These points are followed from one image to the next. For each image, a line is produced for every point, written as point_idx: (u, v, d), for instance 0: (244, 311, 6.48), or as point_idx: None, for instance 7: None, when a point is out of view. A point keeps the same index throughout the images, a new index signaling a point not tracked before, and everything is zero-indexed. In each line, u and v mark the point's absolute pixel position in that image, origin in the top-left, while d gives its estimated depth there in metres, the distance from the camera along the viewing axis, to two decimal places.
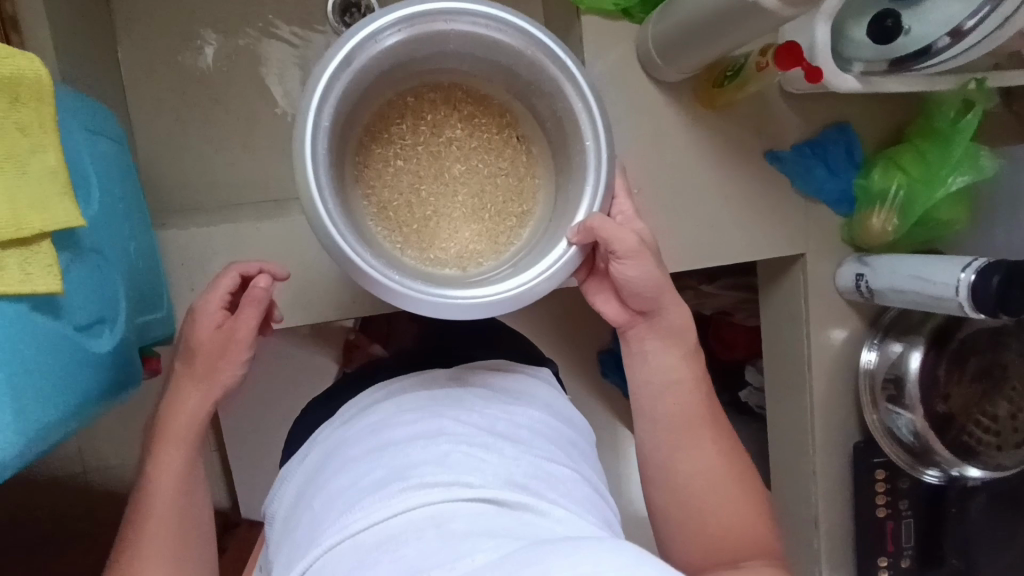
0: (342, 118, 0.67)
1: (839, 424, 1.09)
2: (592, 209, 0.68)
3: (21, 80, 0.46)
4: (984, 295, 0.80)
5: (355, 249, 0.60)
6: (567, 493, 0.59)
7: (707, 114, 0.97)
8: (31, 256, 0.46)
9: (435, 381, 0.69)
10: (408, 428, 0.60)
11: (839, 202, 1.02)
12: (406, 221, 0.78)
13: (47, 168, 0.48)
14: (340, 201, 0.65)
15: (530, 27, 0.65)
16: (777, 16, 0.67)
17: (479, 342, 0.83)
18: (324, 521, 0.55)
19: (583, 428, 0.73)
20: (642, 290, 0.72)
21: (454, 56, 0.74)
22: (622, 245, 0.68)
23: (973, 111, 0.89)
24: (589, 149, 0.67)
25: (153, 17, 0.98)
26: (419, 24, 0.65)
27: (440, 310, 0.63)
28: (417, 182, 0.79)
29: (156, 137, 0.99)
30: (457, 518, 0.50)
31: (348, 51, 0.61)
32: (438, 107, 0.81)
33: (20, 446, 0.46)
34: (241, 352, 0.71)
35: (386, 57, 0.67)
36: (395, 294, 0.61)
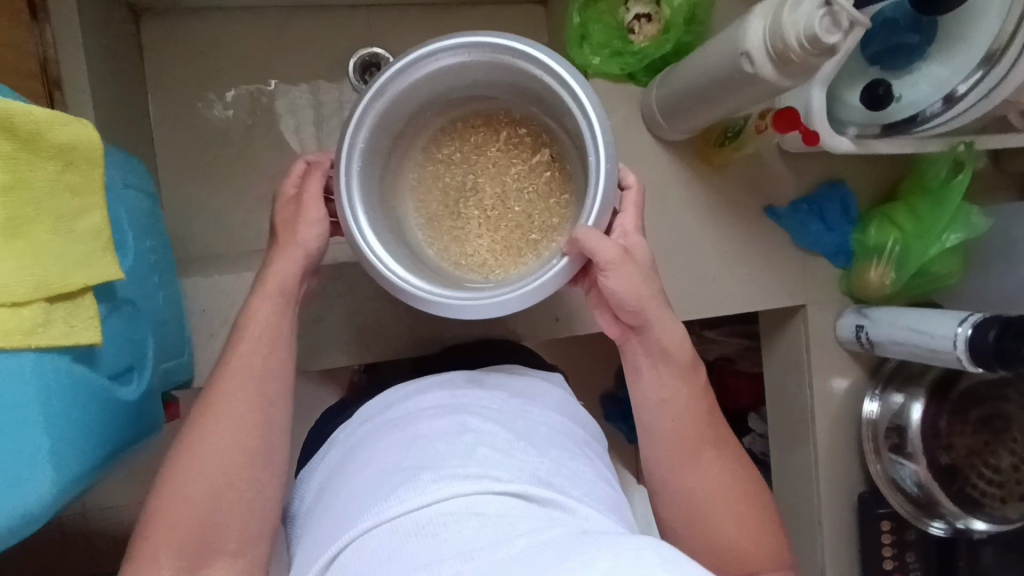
0: (385, 141, 0.76)
1: (843, 473, 1.10)
2: (586, 223, 0.67)
3: (77, 146, 0.49)
4: (980, 348, 0.82)
5: (372, 248, 0.68)
6: (591, 491, 0.59)
7: (709, 169, 1.02)
8: (75, 309, 0.49)
9: (453, 383, 0.70)
10: (433, 423, 0.61)
11: (836, 255, 1.05)
12: (449, 233, 0.83)
13: (93, 226, 0.51)
14: (379, 212, 0.74)
15: (537, 53, 0.66)
16: (773, 85, 0.70)
17: (499, 355, 0.90)
18: (354, 510, 0.54)
19: (592, 430, 0.75)
20: (628, 304, 0.71)
21: (492, 85, 0.77)
22: (605, 256, 0.67)
23: (963, 172, 0.93)
24: (601, 168, 0.66)
25: (183, 75, 1.03)
26: (445, 57, 0.69)
27: (455, 312, 0.67)
28: (459, 198, 0.84)
29: (181, 187, 1.04)
30: (490, 502, 0.50)
31: (381, 84, 0.68)
32: (488, 129, 0.84)
33: (52, 492, 0.48)
34: (316, 211, 0.72)
35: (420, 88, 0.73)
36: (410, 294, 0.68)
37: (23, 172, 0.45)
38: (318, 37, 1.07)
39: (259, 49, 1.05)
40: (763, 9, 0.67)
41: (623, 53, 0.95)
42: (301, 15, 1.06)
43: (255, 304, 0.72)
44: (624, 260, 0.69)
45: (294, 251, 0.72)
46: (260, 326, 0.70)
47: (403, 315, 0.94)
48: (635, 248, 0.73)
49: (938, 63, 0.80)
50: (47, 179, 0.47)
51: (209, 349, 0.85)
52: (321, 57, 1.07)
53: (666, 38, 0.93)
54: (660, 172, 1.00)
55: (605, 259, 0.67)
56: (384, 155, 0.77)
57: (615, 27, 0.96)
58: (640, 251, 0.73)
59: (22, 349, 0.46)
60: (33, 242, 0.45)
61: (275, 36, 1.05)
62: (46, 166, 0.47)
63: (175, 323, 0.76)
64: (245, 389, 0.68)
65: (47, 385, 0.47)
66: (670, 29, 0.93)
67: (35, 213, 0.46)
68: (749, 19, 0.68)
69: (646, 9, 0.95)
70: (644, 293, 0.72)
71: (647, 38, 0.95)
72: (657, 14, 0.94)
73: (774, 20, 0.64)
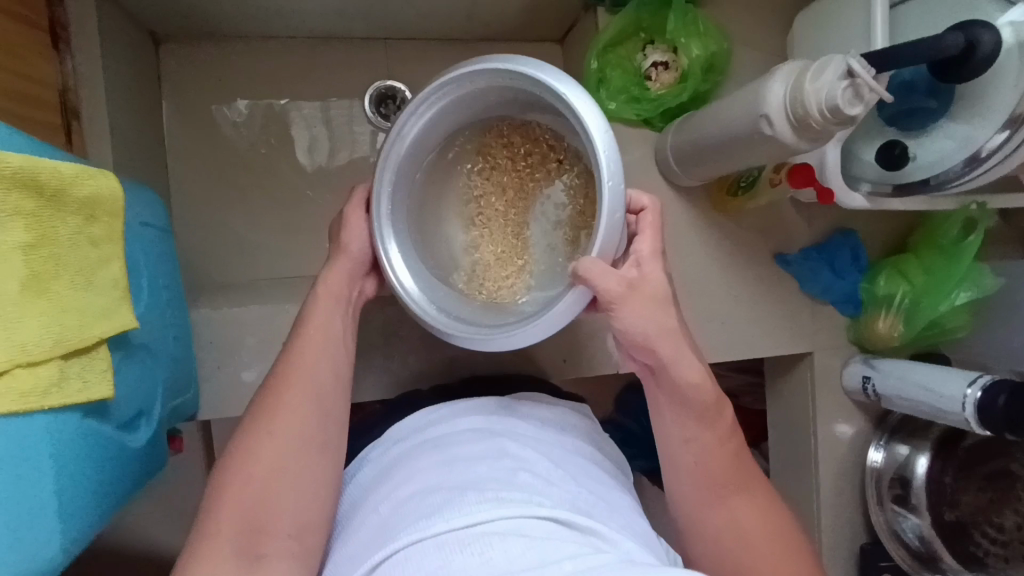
0: (418, 179, 0.75)
1: (847, 521, 1.09)
2: (591, 251, 0.63)
3: (100, 200, 0.50)
4: (989, 412, 0.82)
5: (405, 289, 0.70)
6: (629, 523, 0.57)
7: (722, 214, 1.02)
8: (90, 363, 0.49)
9: (485, 409, 0.68)
10: (470, 446, 0.61)
11: (845, 303, 1.05)
12: (496, 262, 0.78)
13: (111, 277, 0.52)
14: (419, 249, 0.75)
15: (530, 70, 0.62)
16: (791, 148, 0.70)
17: (528, 380, 0.90)
18: (391, 527, 0.53)
19: (615, 457, 0.75)
20: (643, 337, 0.65)
21: (513, 104, 0.73)
22: (609, 292, 0.63)
23: (975, 233, 0.93)
24: (605, 188, 0.61)
25: (199, 102, 1.04)
26: (456, 87, 0.67)
27: (493, 344, 0.66)
28: (504, 230, 0.79)
29: (194, 213, 1.04)
30: (535, 524, 0.50)
31: (399, 127, 0.68)
32: (525, 148, 0.78)
33: (62, 550, 0.48)
34: (358, 217, 0.72)
35: (436, 125, 0.71)
36: (446, 333, 0.69)
37: (47, 229, 0.45)
38: (337, 68, 1.08)
39: (277, 78, 1.06)
40: (783, 73, 0.68)
41: (640, 100, 0.95)
42: (320, 46, 1.07)
43: (312, 313, 0.71)
44: (631, 290, 0.64)
45: (345, 254, 0.72)
46: (314, 332, 0.69)
47: (411, 350, 0.94)
48: (650, 276, 0.66)
49: (961, 120, 0.77)
50: (69, 234, 0.47)
51: (216, 382, 0.85)
52: (339, 88, 1.08)
53: (684, 87, 0.93)
54: (674, 215, 1.00)
55: (608, 296, 0.63)
56: (424, 193, 0.76)
57: (632, 73, 0.96)
58: (657, 278, 0.67)
59: (34, 411, 0.44)
60: (54, 300, 0.45)
61: (294, 66, 1.06)
62: (70, 221, 0.47)
63: (185, 361, 0.76)
64: (306, 386, 0.66)
65: (59, 443, 0.47)
66: (688, 78, 0.93)
67: (57, 268, 0.46)
68: (768, 85, 0.69)
69: (663, 57, 0.95)
70: (658, 323, 0.66)
71: (665, 86, 0.95)
72: (675, 62, 0.94)
73: (794, 84, 0.65)
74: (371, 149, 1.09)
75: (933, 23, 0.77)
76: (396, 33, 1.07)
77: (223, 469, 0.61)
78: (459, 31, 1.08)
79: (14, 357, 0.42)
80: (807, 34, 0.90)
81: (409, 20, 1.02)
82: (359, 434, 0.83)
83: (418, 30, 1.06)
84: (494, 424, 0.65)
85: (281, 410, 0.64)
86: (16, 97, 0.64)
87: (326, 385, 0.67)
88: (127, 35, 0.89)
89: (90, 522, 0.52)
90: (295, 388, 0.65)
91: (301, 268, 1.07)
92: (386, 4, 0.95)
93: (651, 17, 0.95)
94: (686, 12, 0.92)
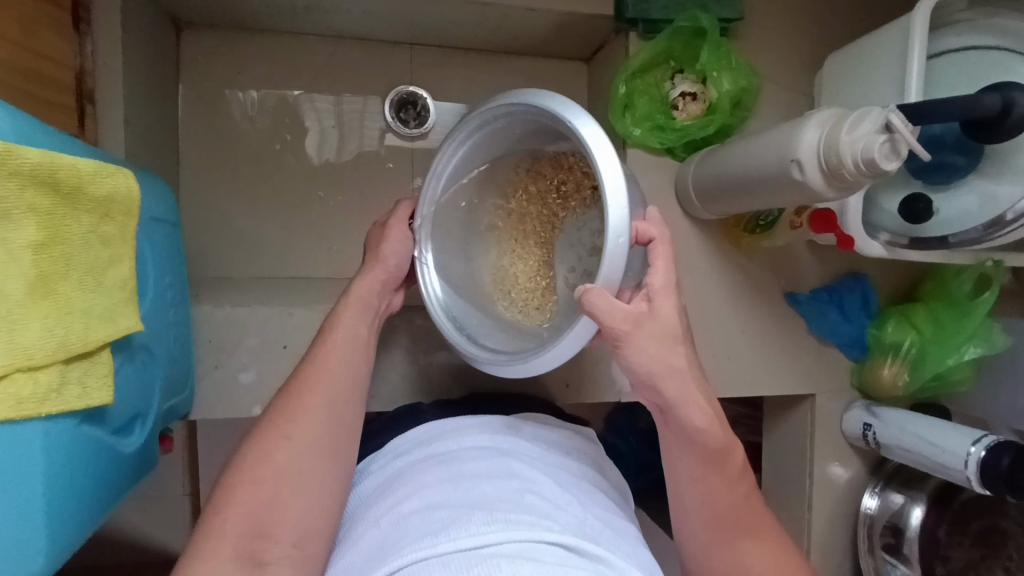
0: (460, 210, 0.76)
1: (835, 565, 1.08)
2: (598, 280, 0.60)
3: (115, 198, 0.48)
4: (992, 472, 0.81)
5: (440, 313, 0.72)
6: (636, 554, 0.56)
7: (736, 249, 1.01)
8: (92, 367, 0.47)
9: (492, 427, 0.67)
10: (477, 464, 0.59)
11: (852, 347, 1.05)
12: (535, 293, 0.77)
13: (120, 277, 0.50)
14: (458, 273, 0.76)
15: (544, 101, 0.62)
16: (819, 194, 0.69)
17: (536, 402, 0.88)
18: (393, 543, 0.51)
19: (619, 483, 0.73)
20: (651, 375, 0.62)
21: (546, 135, 0.72)
22: (613, 321, 0.59)
23: (991, 291, 0.92)
24: (608, 214, 0.58)
25: (216, 92, 1.01)
26: (482, 121, 0.69)
27: (528, 369, 0.65)
28: (543, 258, 0.79)
29: (201, 204, 1.02)
30: (543, 549, 0.48)
31: (436, 164, 0.71)
32: (564, 179, 0.76)
33: (52, 560, 0.46)
34: (400, 232, 0.74)
35: (475, 158, 0.73)
36: (478, 359, 0.69)
37: (60, 227, 0.43)
38: (358, 68, 1.06)
39: (298, 75, 1.04)
40: (819, 119, 0.67)
41: (665, 129, 0.94)
42: (344, 46, 1.05)
43: (339, 317, 0.71)
44: (638, 326, 0.61)
45: (384, 267, 0.73)
46: (338, 338, 0.69)
47: (413, 363, 0.92)
48: (661, 313, 0.62)
49: (985, 178, 0.77)
50: (82, 233, 0.45)
51: (211, 381, 0.83)
52: (358, 89, 1.06)
53: (711, 120, 0.92)
54: (689, 247, 0.99)
55: (610, 328, 0.59)
56: (467, 221, 0.78)
57: (659, 101, 0.96)
58: (667, 314, 0.63)
59: (33, 417, 0.42)
60: (59, 302, 0.43)
61: (317, 64, 1.05)
62: (83, 219, 0.45)
63: (183, 360, 0.75)
64: (319, 391, 0.64)
65: (55, 449, 0.45)
66: (716, 111, 0.92)
67: (66, 268, 0.44)
68: (802, 128, 0.68)
69: (692, 88, 0.93)
70: (669, 361, 0.62)
71: (691, 117, 0.94)
72: (703, 94, 0.93)
73: (829, 132, 0.65)
74: (387, 153, 1.07)
75: (965, 82, 0.77)
76: (423, 40, 1.06)
77: (228, 470, 0.59)
78: (487, 42, 1.06)
79: (16, 360, 0.40)
80: (838, 78, 0.90)
81: (436, 28, 1.00)
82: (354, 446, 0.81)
83: (445, 38, 1.04)
84: (500, 441, 0.64)
85: (293, 413, 0.63)
86: (33, 77, 0.62)
87: (340, 391, 0.65)
88: (149, 20, 0.87)
89: (81, 528, 0.50)
90: (307, 392, 0.64)
91: (305, 268, 1.05)
92: (416, 11, 0.94)
93: (684, 47, 0.95)
94: (719, 45, 0.91)
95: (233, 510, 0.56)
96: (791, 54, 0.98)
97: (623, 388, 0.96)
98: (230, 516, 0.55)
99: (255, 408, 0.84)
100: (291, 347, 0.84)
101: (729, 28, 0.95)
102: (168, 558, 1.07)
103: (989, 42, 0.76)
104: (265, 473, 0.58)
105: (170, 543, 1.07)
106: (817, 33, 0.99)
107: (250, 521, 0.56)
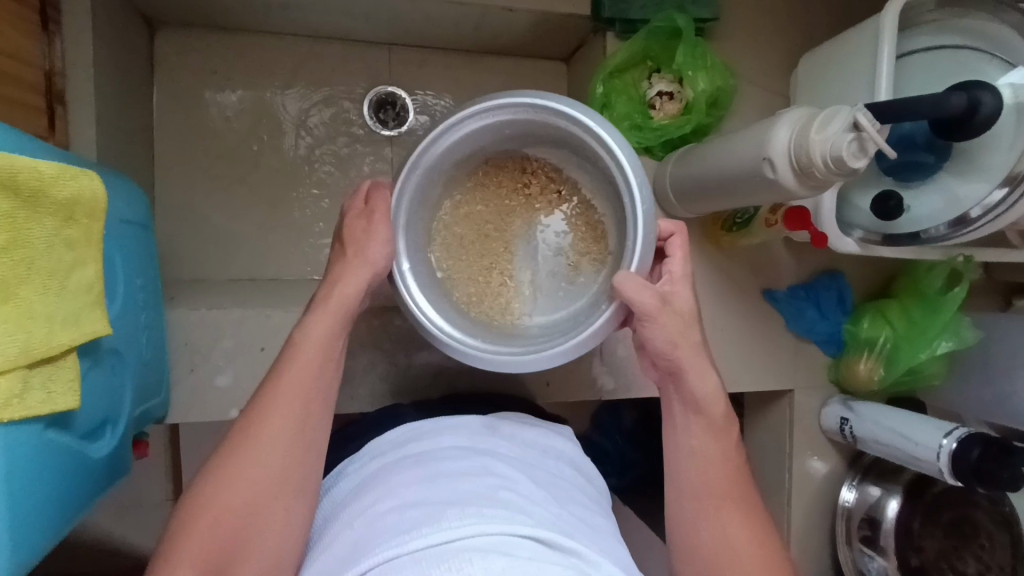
0: (424, 205, 0.73)
1: (814, 558, 1.10)
2: (630, 267, 0.65)
3: (79, 200, 0.48)
4: (961, 463, 0.83)
5: (419, 310, 0.69)
6: (610, 549, 0.56)
7: (715, 247, 1.02)
8: (55, 373, 0.46)
9: (469, 428, 0.67)
10: (453, 462, 0.59)
11: (828, 343, 1.06)
12: (498, 292, 0.78)
13: (86, 280, 0.49)
14: (428, 272, 0.74)
15: (571, 107, 0.66)
16: (793, 193, 0.70)
17: (519, 403, 0.88)
18: (368, 542, 0.51)
19: (601, 486, 0.72)
20: (665, 353, 0.66)
21: (524, 140, 0.75)
22: (645, 303, 0.63)
23: (961, 285, 0.94)
24: (637, 208, 0.65)
25: (192, 93, 1.00)
26: (476, 117, 0.69)
27: (524, 364, 0.67)
28: (501, 257, 0.80)
29: (177, 205, 1.01)
30: (517, 543, 0.49)
31: (417, 158, 0.69)
32: (530, 182, 0.80)
33: (18, 569, 0.45)
34: (384, 227, 0.66)
35: (449, 154, 0.72)
36: (465, 354, 0.68)
37: (21, 230, 0.42)
38: (337, 68, 1.06)
39: (275, 74, 1.03)
40: (790, 119, 0.68)
41: (643, 128, 0.95)
42: (322, 45, 1.05)
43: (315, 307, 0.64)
44: (663, 306, 0.65)
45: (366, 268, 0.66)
46: (307, 345, 0.63)
47: (392, 364, 0.92)
48: (679, 299, 0.66)
49: (952, 175, 0.79)
50: (45, 236, 0.45)
51: (188, 384, 0.82)
52: (337, 89, 1.06)
53: (688, 119, 0.93)
54: None
55: (641, 309, 0.63)
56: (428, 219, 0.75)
57: (637, 100, 0.96)
58: (684, 301, 0.67)
59: None
60: (20, 307, 0.42)
61: (294, 64, 1.04)
62: (46, 222, 0.45)
63: (156, 363, 0.74)
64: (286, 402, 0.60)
65: (19, 456, 0.45)
66: (693, 110, 0.93)
67: (28, 272, 0.43)
68: (774, 128, 0.69)
69: (668, 87, 0.95)
70: (683, 341, 0.66)
71: (668, 116, 0.95)
72: (680, 93, 0.94)
73: (799, 132, 0.66)
74: (365, 154, 1.07)
75: (933, 79, 0.79)
76: (401, 39, 1.05)
77: (194, 482, 0.57)
78: (465, 42, 1.06)
79: None
80: (812, 76, 0.91)
81: (415, 28, 1.00)
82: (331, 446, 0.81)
83: (424, 38, 1.05)
84: (476, 441, 0.64)
85: (260, 426, 0.59)
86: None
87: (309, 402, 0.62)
88: (121, 18, 0.86)
89: (48, 534, 0.49)
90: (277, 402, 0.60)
91: (283, 269, 1.04)
92: (394, 11, 0.94)
93: (661, 47, 0.95)
94: (695, 46, 0.92)
95: (205, 519, 0.55)
96: (767, 53, 0.99)
97: (603, 385, 0.97)
98: (206, 520, 0.55)
99: (232, 411, 0.83)
100: (269, 350, 0.84)
101: (705, 28, 0.96)
102: (146, 563, 1.06)
103: (957, 41, 0.78)
104: (234, 478, 0.57)
105: (148, 547, 1.06)
106: (792, 32, 1.00)
107: (218, 528, 0.55)
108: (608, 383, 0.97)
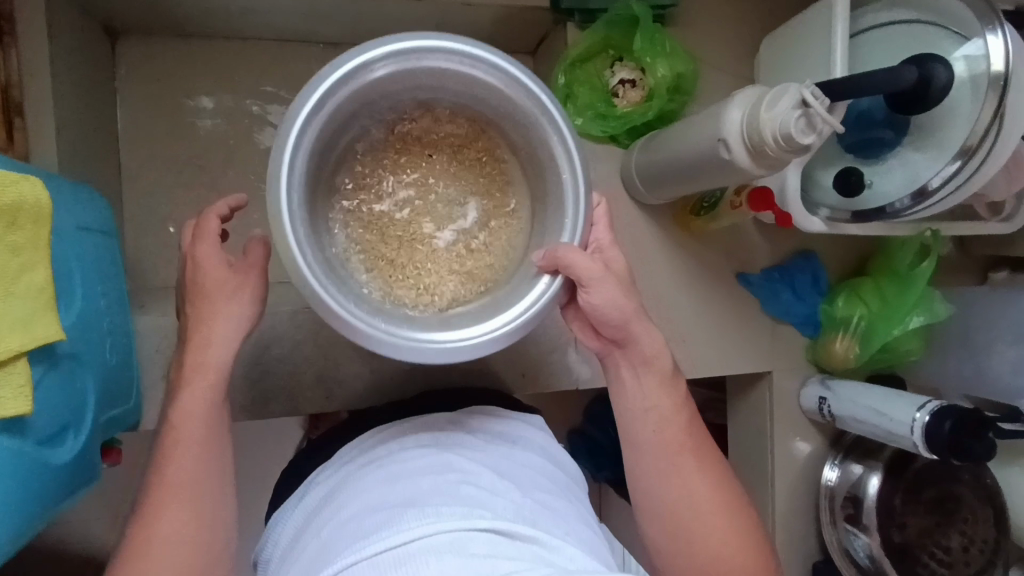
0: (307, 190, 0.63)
1: (800, 538, 1.10)
2: (568, 239, 0.64)
3: (21, 206, 0.48)
4: (934, 437, 0.83)
5: (338, 301, 0.57)
6: (573, 532, 0.57)
7: (685, 232, 1.02)
8: (4, 377, 0.48)
9: (436, 425, 0.68)
10: (416, 462, 0.59)
11: (805, 324, 1.06)
12: (405, 271, 0.72)
13: (35, 286, 0.50)
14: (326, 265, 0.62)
15: (468, 49, 0.60)
16: (749, 173, 0.71)
17: (492, 394, 0.84)
18: (334, 547, 0.52)
19: (576, 474, 0.72)
20: (612, 319, 0.65)
21: (399, 96, 0.68)
22: (585, 270, 0.62)
23: (928, 259, 0.95)
24: (564, 179, 0.64)
25: (156, 101, 1.01)
26: (351, 73, 0.58)
27: (428, 359, 0.59)
28: (405, 228, 0.74)
29: (146, 212, 1.01)
30: (473, 538, 0.49)
31: (318, 98, 0.57)
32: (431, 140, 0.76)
33: None
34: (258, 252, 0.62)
35: (332, 120, 0.61)
36: (377, 339, 0.58)
37: None
38: (303, 71, 1.06)
39: (242, 80, 1.04)
40: (741, 99, 0.69)
41: (607, 117, 0.96)
42: (287, 49, 1.05)
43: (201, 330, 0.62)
44: (605, 273, 0.63)
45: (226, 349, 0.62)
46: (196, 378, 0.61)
47: (367, 362, 0.92)
48: (615, 263, 0.68)
49: (911, 148, 0.79)
50: None
51: (160, 390, 0.82)
52: (304, 92, 1.06)
53: (650, 106, 0.94)
54: (639, 231, 0.99)
55: (585, 276, 0.62)
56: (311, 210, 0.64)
57: (600, 90, 0.97)
58: (618, 265, 0.68)
59: None
60: None
61: (260, 69, 1.04)
62: None
63: (124, 370, 0.75)
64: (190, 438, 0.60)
65: None
66: (654, 98, 0.94)
67: None
68: (726, 108, 0.70)
69: (631, 75, 0.96)
70: (628, 306, 0.66)
71: (632, 104, 0.96)
72: (642, 81, 0.96)
73: (751, 112, 0.67)
74: None
75: (890, 53, 0.80)
76: (366, 40, 1.06)
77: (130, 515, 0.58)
78: None
79: None
80: (773, 59, 0.92)
81: (379, 27, 1.00)
82: (307, 448, 0.81)
83: (389, 37, 1.05)
84: (442, 439, 0.64)
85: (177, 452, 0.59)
86: None
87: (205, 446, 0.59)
88: (81, 29, 0.86)
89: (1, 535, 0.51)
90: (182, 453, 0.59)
91: None
92: (355, 11, 0.94)
93: (621, 35, 0.96)
94: (654, 33, 0.93)
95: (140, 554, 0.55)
96: (729, 38, 1.00)
97: (580, 375, 0.98)
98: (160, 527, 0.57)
99: None
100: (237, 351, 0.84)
101: (665, 15, 0.96)
102: None
103: (908, 17, 0.78)
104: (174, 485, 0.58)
105: None
106: (755, 16, 1.00)
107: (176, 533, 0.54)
108: (585, 372, 0.98)
